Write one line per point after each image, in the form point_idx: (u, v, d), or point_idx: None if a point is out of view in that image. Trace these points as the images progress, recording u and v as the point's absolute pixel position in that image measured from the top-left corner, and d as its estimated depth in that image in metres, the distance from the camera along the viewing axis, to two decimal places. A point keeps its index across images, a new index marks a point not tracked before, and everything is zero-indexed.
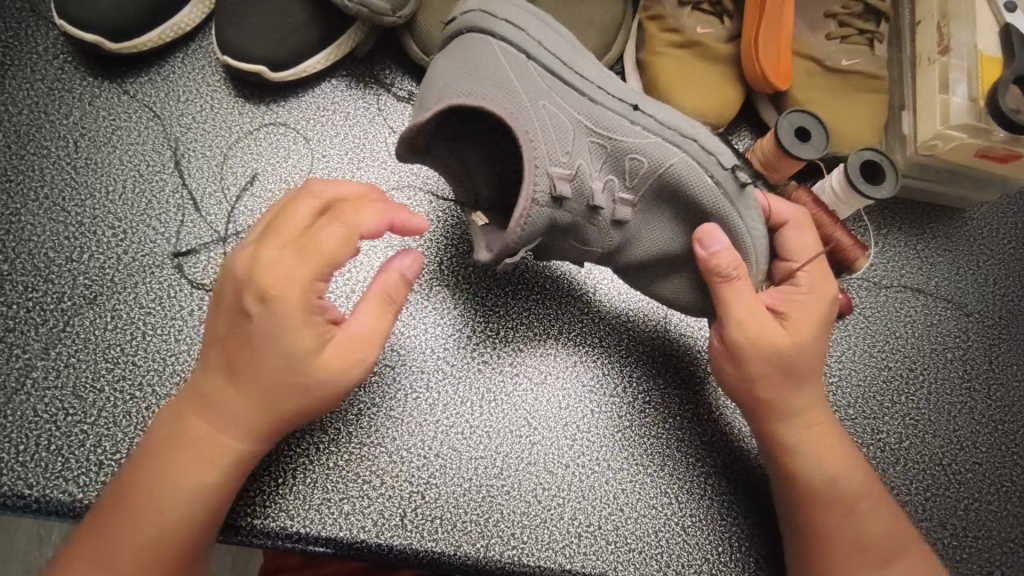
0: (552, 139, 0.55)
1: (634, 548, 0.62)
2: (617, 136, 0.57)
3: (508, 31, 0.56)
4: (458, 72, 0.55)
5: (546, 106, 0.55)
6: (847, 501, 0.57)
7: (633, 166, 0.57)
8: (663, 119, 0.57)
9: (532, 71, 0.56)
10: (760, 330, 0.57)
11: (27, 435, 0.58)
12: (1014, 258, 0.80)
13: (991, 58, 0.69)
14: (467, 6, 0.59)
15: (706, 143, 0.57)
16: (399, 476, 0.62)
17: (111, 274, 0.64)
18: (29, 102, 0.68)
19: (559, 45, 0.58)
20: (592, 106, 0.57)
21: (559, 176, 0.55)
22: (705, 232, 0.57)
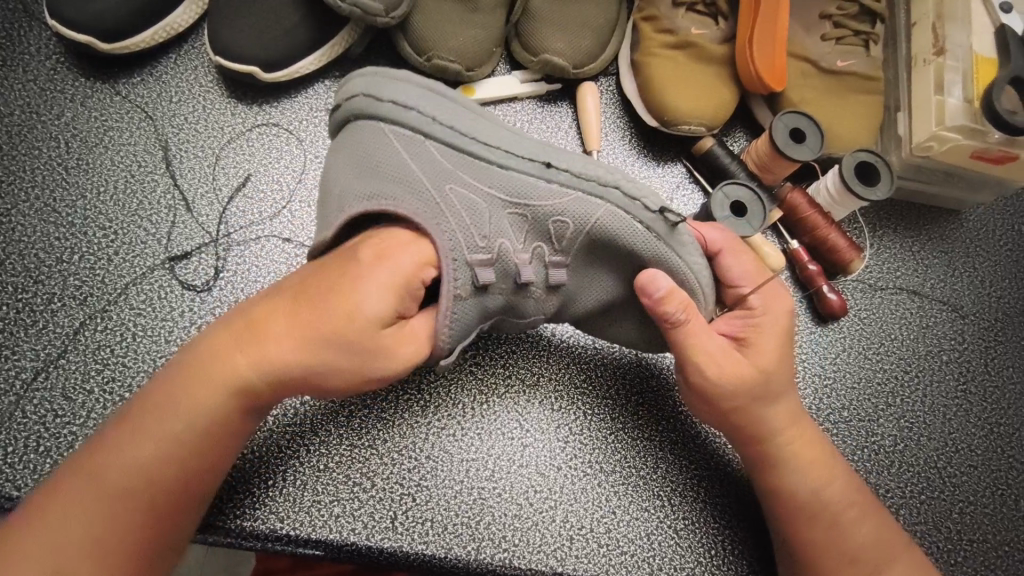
0: (467, 222, 0.52)
1: (626, 551, 0.62)
2: (533, 202, 0.54)
3: (400, 118, 0.53)
4: (357, 174, 0.53)
5: (454, 190, 0.52)
6: (831, 513, 0.56)
7: (558, 228, 0.55)
8: (578, 171, 0.54)
9: (431, 150, 0.53)
10: (722, 359, 0.56)
11: (17, 436, 0.58)
12: (1010, 260, 0.80)
13: (986, 59, 0.70)
14: (351, 87, 0.56)
15: (628, 189, 0.54)
16: (390, 478, 0.61)
17: (102, 275, 0.64)
18: (21, 103, 0.68)
19: (454, 114, 0.54)
20: (502, 175, 0.53)
21: (482, 264, 0.52)
22: (646, 280, 0.55)
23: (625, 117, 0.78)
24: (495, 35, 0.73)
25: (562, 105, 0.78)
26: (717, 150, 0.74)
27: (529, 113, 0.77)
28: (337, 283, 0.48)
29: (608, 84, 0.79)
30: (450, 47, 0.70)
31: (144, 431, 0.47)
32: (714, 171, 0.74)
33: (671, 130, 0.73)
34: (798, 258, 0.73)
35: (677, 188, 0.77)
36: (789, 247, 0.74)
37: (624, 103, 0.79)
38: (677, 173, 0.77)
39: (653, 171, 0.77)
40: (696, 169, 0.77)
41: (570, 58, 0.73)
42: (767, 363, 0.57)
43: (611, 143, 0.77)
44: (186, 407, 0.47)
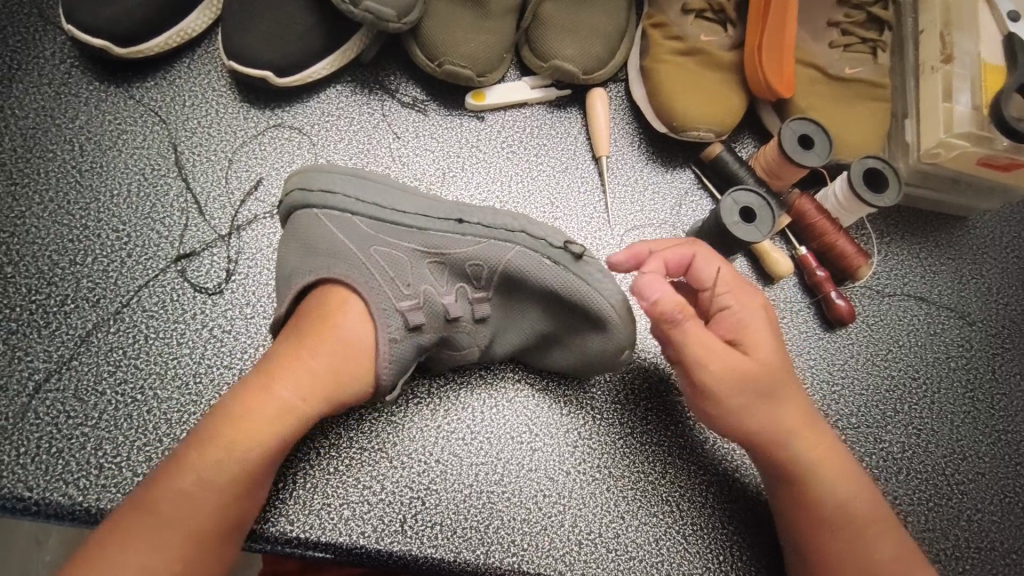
0: (389, 276, 0.55)
1: (635, 556, 0.62)
2: (447, 251, 0.57)
3: (326, 199, 0.56)
4: (294, 255, 0.56)
5: (378, 251, 0.55)
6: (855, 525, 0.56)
7: (475, 270, 0.58)
8: (488, 221, 0.57)
9: (355, 220, 0.56)
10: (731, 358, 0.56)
11: (29, 438, 0.58)
12: (1017, 267, 0.80)
13: (993, 66, 0.69)
14: (288, 185, 0.59)
15: (535, 230, 0.57)
16: (400, 482, 0.61)
17: (114, 278, 0.64)
18: (35, 106, 0.68)
19: (373, 189, 0.58)
20: (421, 233, 0.57)
21: (410, 308, 0.55)
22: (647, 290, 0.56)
23: (634, 122, 0.79)
24: (505, 42, 0.73)
25: (571, 110, 0.78)
26: (725, 155, 0.74)
27: (538, 119, 0.77)
28: (317, 339, 0.51)
29: (617, 90, 0.80)
30: (461, 52, 0.70)
31: (167, 510, 0.46)
32: (722, 177, 0.74)
33: (679, 136, 0.73)
34: (805, 264, 0.73)
35: (685, 194, 0.77)
36: (796, 253, 0.74)
37: (633, 108, 0.79)
38: (685, 179, 0.78)
39: (661, 177, 0.77)
40: (704, 174, 0.77)
41: (579, 64, 0.73)
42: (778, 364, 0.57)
43: (620, 149, 0.78)
44: (199, 474, 0.47)
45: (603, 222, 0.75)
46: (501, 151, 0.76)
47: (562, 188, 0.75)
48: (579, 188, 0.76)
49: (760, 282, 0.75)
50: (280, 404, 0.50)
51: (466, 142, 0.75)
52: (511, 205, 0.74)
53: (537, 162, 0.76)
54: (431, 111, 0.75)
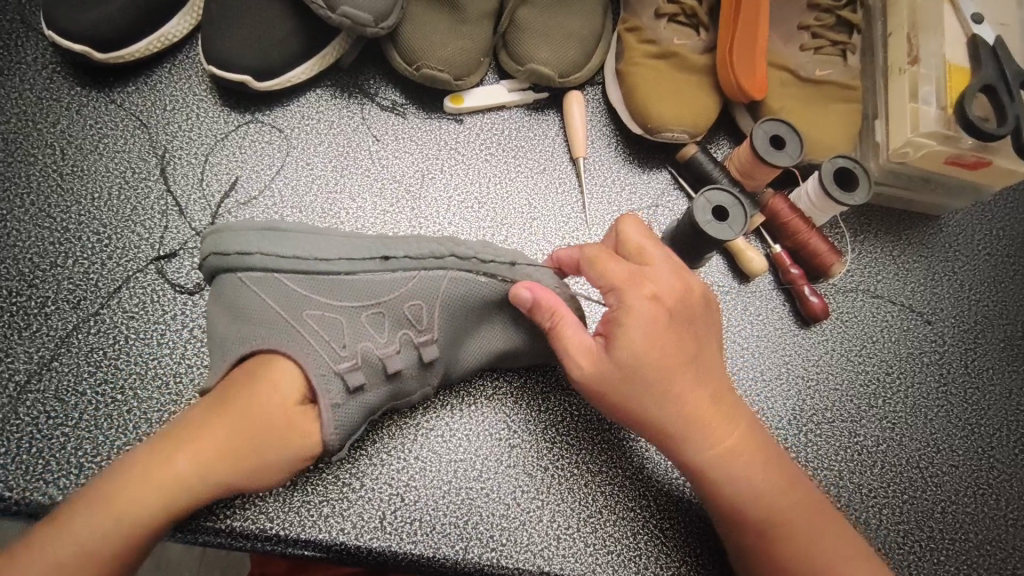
0: (326, 339, 0.54)
1: (613, 550, 0.63)
2: (383, 296, 0.57)
3: (246, 261, 0.55)
4: (224, 324, 0.55)
5: (311, 314, 0.55)
6: (757, 517, 0.56)
7: (415, 310, 0.58)
8: (414, 252, 0.57)
9: (278, 280, 0.55)
10: (666, 358, 0.55)
11: (9, 438, 0.58)
12: (989, 263, 0.82)
13: (959, 68, 0.71)
14: (205, 247, 0.57)
15: (461, 251, 0.58)
16: (379, 479, 0.62)
17: (95, 279, 0.65)
18: (17, 111, 0.69)
19: (289, 236, 0.56)
20: (349, 281, 0.56)
21: (350, 369, 0.54)
22: (513, 295, 0.58)
23: (611, 124, 0.80)
24: (482, 46, 0.74)
25: (549, 113, 0.80)
26: (700, 157, 0.75)
27: (517, 121, 0.79)
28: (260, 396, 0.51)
29: (594, 92, 0.81)
30: (439, 56, 0.72)
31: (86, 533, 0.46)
32: (697, 177, 0.76)
33: (654, 137, 0.75)
34: (779, 262, 0.75)
35: (662, 194, 0.79)
36: (771, 252, 0.76)
37: (610, 111, 0.80)
38: (662, 179, 0.79)
39: (637, 178, 0.79)
40: (680, 175, 0.78)
41: (555, 67, 0.74)
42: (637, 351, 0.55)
43: (597, 150, 0.79)
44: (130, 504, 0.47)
45: (581, 222, 0.76)
46: (480, 153, 0.77)
47: (541, 189, 0.77)
48: (557, 189, 0.77)
49: (737, 280, 0.76)
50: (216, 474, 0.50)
51: (446, 145, 0.76)
52: (490, 205, 0.75)
53: (516, 164, 0.77)
54: (411, 114, 0.77)
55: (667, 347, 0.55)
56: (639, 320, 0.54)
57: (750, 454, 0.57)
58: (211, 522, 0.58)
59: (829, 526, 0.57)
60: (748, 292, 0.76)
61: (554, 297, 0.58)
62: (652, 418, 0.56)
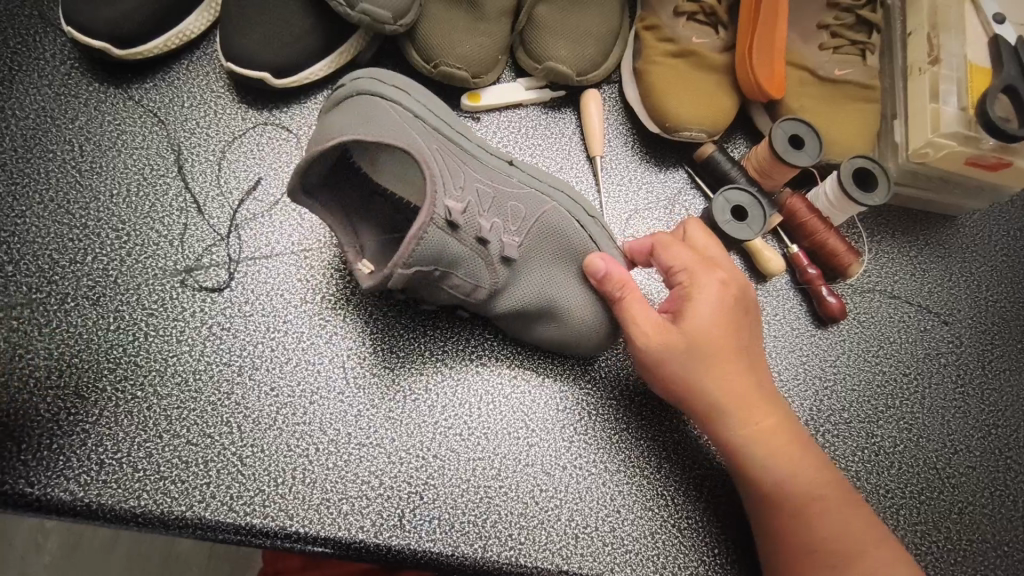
0: (447, 172, 0.54)
1: (631, 550, 0.63)
2: (499, 187, 0.59)
3: (397, 98, 0.58)
4: (352, 117, 0.54)
5: (439, 153, 0.56)
6: (797, 502, 0.56)
7: (514, 210, 0.59)
8: (534, 175, 0.62)
9: (417, 123, 0.57)
10: (726, 338, 0.57)
11: (30, 434, 0.59)
12: (1006, 264, 0.81)
13: (980, 68, 0.71)
14: (353, 75, 0.60)
15: (571, 194, 0.63)
16: (398, 477, 0.62)
17: (115, 276, 0.65)
18: (36, 107, 0.69)
19: (436, 109, 0.60)
20: (473, 162, 0.59)
21: (454, 205, 0.52)
22: (588, 264, 0.60)
23: (628, 123, 0.80)
24: (500, 44, 0.74)
25: (566, 111, 0.79)
26: (718, 156, 0.75)
27: (533, 119, 0.78)
28: None
29: (610, 91, 0.81)
30: (457, 54, 0.71)
31: None
32: (715, 176, 0.76)
33: (673, 136, 0.75)
34: (797, 262, 0.74)
35: (679, 193, 0.78)
36: (788, 251, 0.75)
37: (627, 109, 0.80)
38: (678, 178, 0.79)
39: (654, 177, 0.79)
40: (697, 174, 0.78)
41: (573, 65, 0.74)
42: (703, 326, 0.56)
43: (613, 149, 0.79)
44: None
45: None
46: (496, 152, 0.77)
47: None
48: (575, 187, 0.77)
49: (754, 280, 0.76)
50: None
51: None
52: None
53: (533, 162, 0.77)
54: None
55: (728, 327, 0.57)
56: (707, 300, 0.57)
57: (793, 442, 0.58)
58: (231, 519, 0.59)
59: (862, 516, 0.57)
60: (766, 292, 0.76)
61: (624, 273, 0.60)
62: (703, 396, 0.57)
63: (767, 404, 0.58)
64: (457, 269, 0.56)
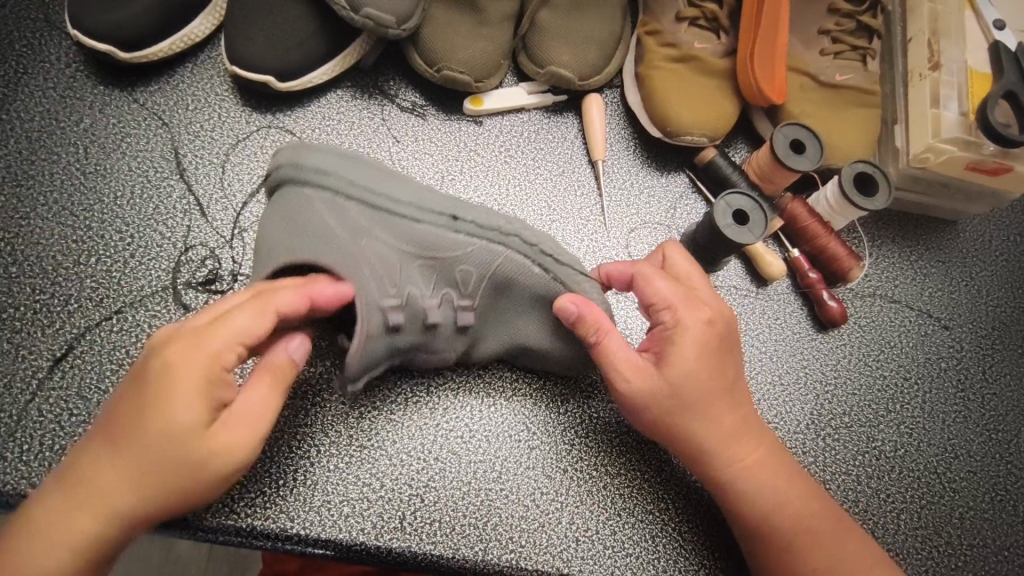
0: (378, 273, 0.56)
1: (631, 553, 0.63)
2: (439, 252, 0.57)
3: (315, 179, 0.56)
4: (283, 233, 0.56)
5: (367, 244, 0.56)
6: (790, 535, 0.56)
7: (464, 276, 0.58)
8: (481, 221, 0.57)
9: (342, 207, 0.56)
10: (712, 377, 0.57)
11: (33, 435, 0.59)
12: (1006, 269, 0.81)
13: (981, 74, 0.71)
14: (279, 155, 0.59)
15: (527, 235, 0.58)
16: (399, 479, 0.62)
17: (118, 278, 0.65)
18: (41, 110, 0.69)
19: (364, 171, 0.58)
20: (411, 226, 0.57)
21: (394, 308, 0.56)
22: (558, 307, 0.57)
23: (630, 127, 0.80)
24: (503, 48, 0.75)
25: (568, 115, 0.80)
26: (719, 160, 0.75)
27: (536, 123, 0.79)
28: None
29: (612, 95, 0.81)
30: (460, 58, 0.72)
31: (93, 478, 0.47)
32: (716, 180, 0.76)
33: (674, 141, 0.75)
34: (798, 266, 0.74)
35: (680, 197, 0.79)
36: (789, 256, 0.75)
37: (629, 114, 0.80)
38: (679, 183, 0.79)
39: (656, 181, 0.79)
40: (698, 178, 0.78)
41: (576, 70, 0.75)
42: (692, 367, 0.56)
43: (615, 153, 0.79)
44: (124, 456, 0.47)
45: (599, 225, 0.76)
46: (498, 155, 0.77)
47: (559, 191, 0.77)
48: (576, 191, 0.77)
49: (755, 284, 0.76)
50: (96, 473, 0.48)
51: (465, 146, 0.77)
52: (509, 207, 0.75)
53: (535, 166, 0.77)
54: (430, 115, 0.77)
55: (712, 366, 0.57)
56: (693, 338, 0.56)
57: (780, 476, 0.58)
58: (232, 521, 0.59)
59: (853, 544, 0.58)
60: (766, 296, 0.76)
61: (600, 315, 0.57)
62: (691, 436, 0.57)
63: (753, 439, 0.58)
64: (421, 348, 0.61)
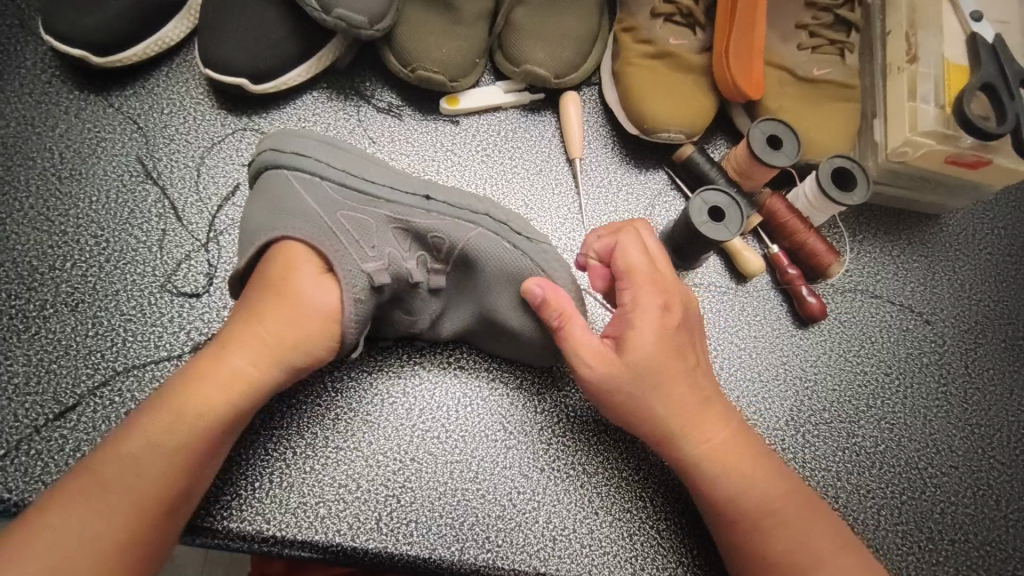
0: (355, 237, 0.56)
1: (609, 552, 0.63)
2: (414, 221, 0.58)
3: (294, 162, 0.58)
4: (258, 213, 0.57)
5: (344, 214, 0.56)
6: (756, 516, 0.56)
7: (438, 243, 0.59)
8: (451, 199, 0.59)
9: (319, 183, 0.57)
10: (668, 356, 0.57)
11: (8, 439, 0.59)
12: (989, 262, 0.81)
13: (958, 66, 0.70)
14: (261, 145, 0.60)
15: (497, 213, 0.59)
16: (375, 480, 0.62)
17: (93, 282, 0.65)
18: (17, 116, 0.70)
19: (341, 155, 0.59)
20: (384, 201, 0.58)
21: (376, 270, 0.56)
22: (524, 292, 0.58)
23: (608, 124, 0.80)
24: (478, 47, 0.75)
25: (546, 114, 0.79)
26: (697, 157, 0.75)
27: (513, 122, 0.79)
28: None
29: (590, 93, 0.81)
30: (434, 58, 0.72)
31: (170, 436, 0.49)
32: (694, 177, 0.75)
33: (651, 138, 0.75)
34: (777, 262, 0.74)
35: (659, 195, 0.78)
36: (768, 252, 0.75)
37: (607, 112, 0.80)
38: (659, 180, 0.79)
39: (634, 179, 0.79)
40: (677, 175, 0.78)
41: (551, 68, 0.74)
42: (648, 348, 0.56)
43: (593, 151, 0.79)
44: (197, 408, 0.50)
45: (577, 223, 0.76)
46: (476, 155, 0.77)
47: (537, 190, 0.77)
48: (554, 190, 0.77)
49: (735, 280, 0.76)
50: (126, 453, 0.48)
51: (442, 146, 0.76)
52: None
53: (513, 165, 0.77)
54: (407, 115, 0.77)
55: (670, 345, 0.57)
56: (652, 311, 0.57)
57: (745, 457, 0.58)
58: (208, 523, 0.59)
59: (823, 527, 0.56)
60: (746, 293, 0.76)
61: (563, 296, 0.58)
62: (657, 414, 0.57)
63: (720, 421, 0.58)
64: None
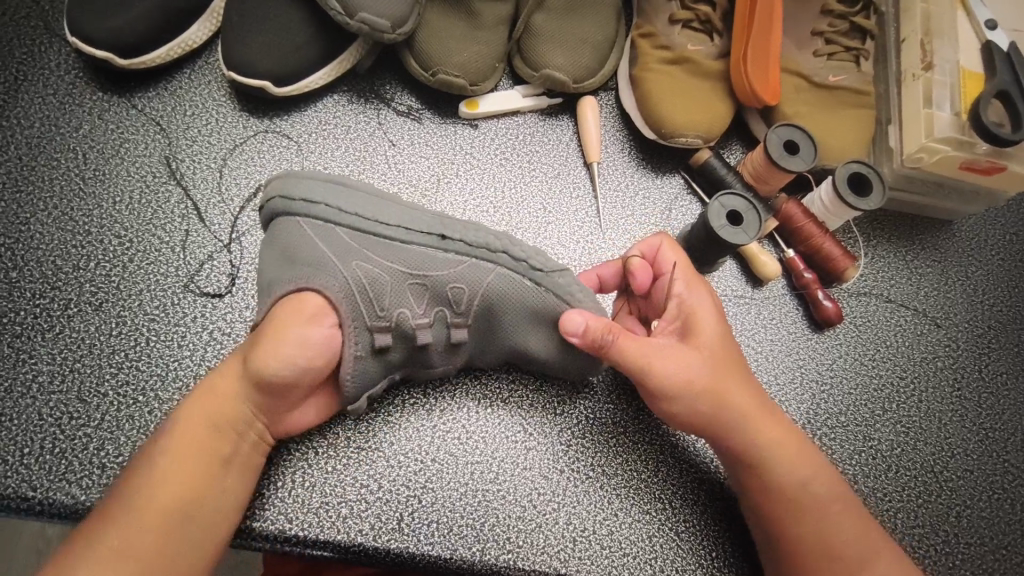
0: (368, 297, 0.56)
1: (629, 553, 0.63)
2: (431, 272, 0.58)
3: (310, 208, 0.56)
4: (276, 264, 0.56)
5: (361, 266, 0.56)
6: (819, 504, 0.57)
7: (456, 293, 0.58)
8: (471, 240, 0.58)
9: (337, 232, 0.56)
10: (724, 355, 0.59)
11: (32, 438, 0.59)
12: (1002, 268, 0.82)
13: (973, 74, 0.72)
14: (269, 191, 0.59)
15: (516, 251, 0.58)
16: (397, 481, 0.63)
17: (117, 282, 0.65)
18: (40, 116, 0.70)
19: (359, 198, 0.57)
20: (403, 249, 0.57)
21: (380, 330, 0.57)
22: (566, 321, 0.58)
23: (624, 129, 0.81)
24: (497, 51, 0.75)
25: (563, 118, 0.80)
26: (714, 162, 0.75)
27: (531, 126, 0.79)
28: None
29: (607, 98, 0.82)
30: (455, 62, 0.72)
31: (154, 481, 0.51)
32: (711, 182, 0.76)
33: (668, 142, 0.75)
34: (793, 266, 0.75)
35: (675, 198, 0.79)
36: (784, 256, 0.76)
37: (623, 116, 0.81)
38: (675, 184, 0.79)
39: (651, 183, 0.79)
40: (694, 179, 0.79)
41: (570, 72, 0.75)
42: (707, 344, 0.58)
43: (610, 155, 0.80)
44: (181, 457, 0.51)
45: (595, 227, 0.77)
46: (494, 158, 0.77)
47: (555, 194, 0.77)
48: (572, 193, 0.78)
49: (751, 285, 0.77)
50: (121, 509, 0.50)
51: (461, 149, 0.77)
52: (504, 209, 0.76)
53: (531, 168, 0.78)
54: (426, 119, 0.77)
55: (725, 346, 0.59)
56: (707, 301, 0.60)
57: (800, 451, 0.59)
58: None
59: (868, 523, 0.58)
60: (762, 297, 0.76)
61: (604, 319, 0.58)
62: (712, 418, 0.57)
63: (770, 413, 0.59)
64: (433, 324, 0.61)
